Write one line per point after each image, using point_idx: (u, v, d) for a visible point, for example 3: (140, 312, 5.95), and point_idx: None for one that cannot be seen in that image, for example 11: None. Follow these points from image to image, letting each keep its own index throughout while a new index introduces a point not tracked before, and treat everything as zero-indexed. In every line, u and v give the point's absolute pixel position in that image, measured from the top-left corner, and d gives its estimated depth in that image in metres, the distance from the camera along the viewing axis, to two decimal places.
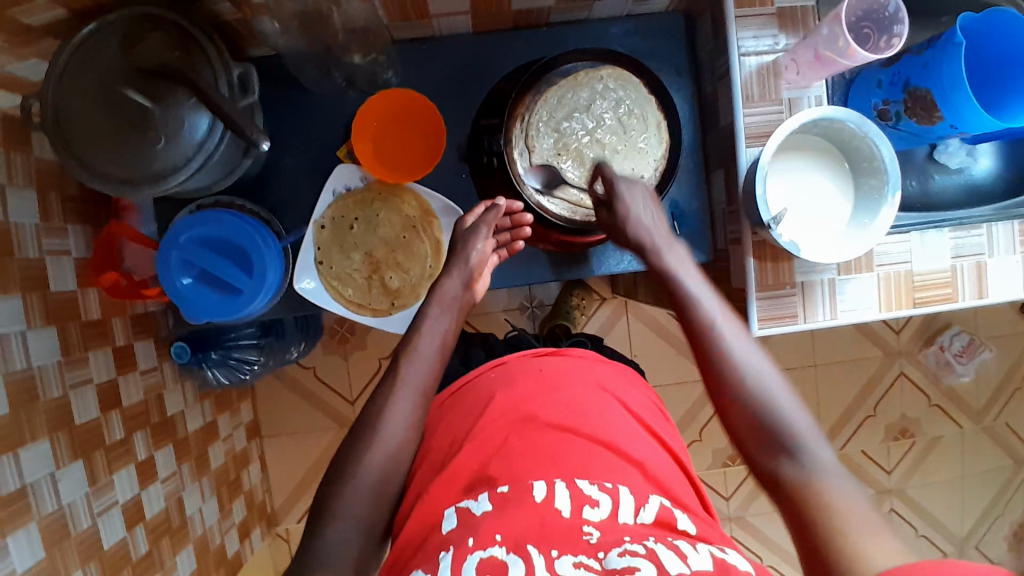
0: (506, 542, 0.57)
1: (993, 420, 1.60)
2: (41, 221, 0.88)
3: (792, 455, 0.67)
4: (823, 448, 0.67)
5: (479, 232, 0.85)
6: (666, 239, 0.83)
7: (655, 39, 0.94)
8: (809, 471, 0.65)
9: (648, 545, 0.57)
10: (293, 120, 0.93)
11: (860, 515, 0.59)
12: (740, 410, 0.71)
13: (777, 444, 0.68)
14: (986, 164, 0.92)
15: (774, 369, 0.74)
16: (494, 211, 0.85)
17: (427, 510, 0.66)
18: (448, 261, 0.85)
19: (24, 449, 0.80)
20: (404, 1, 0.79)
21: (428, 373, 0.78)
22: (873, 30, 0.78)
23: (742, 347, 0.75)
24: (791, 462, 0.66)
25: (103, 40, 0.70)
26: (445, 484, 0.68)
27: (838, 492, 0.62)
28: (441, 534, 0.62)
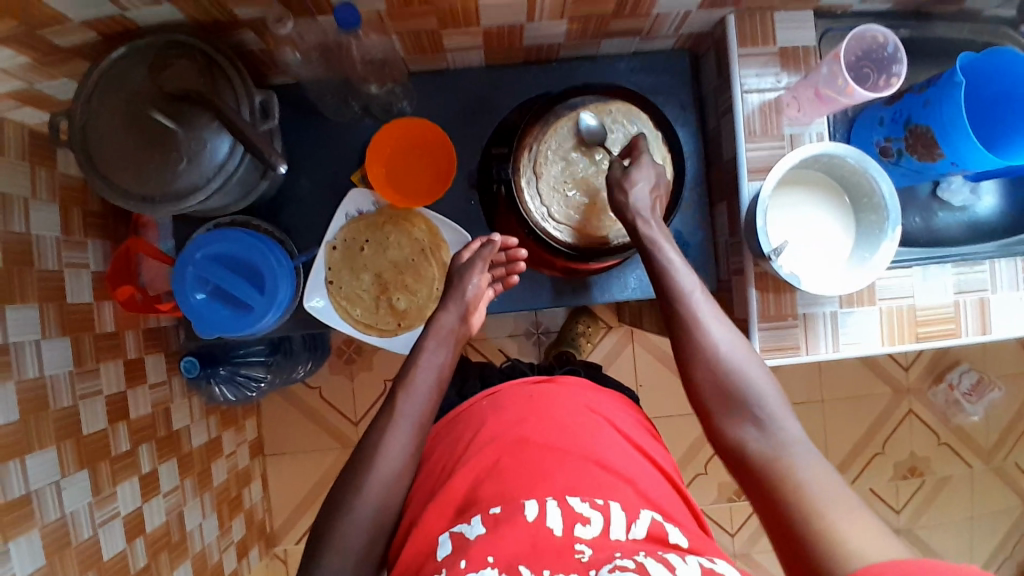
0: (498, 564, 0.58)
1: (1005, 460, 1.58)
2: (62, 235, 0.91)
3: (759, 426, 0.70)
4: (791, 425, 0.70)
5: (476, 266, 0.86)
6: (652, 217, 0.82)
7: (662, 75, 0.97)
8: (776, 446, 0.68)
9: (638, 560, 0.57)
10: (309, 145, 0.97)
11: (830, 487, 0.62)
12: (709, 376, 0.74)
13: (746, 412, 0.72)
14: (990, 202, 0.93)
15: (746, 346, 0.76)
16: (489, 247, 0.87)
17: (422, 538, 0.67)
18: (444, 295, 0.86)
19: (31, 456, 0.82)
20: (420, 35, 0.82)
21: (423, 407, 0.78)
22: (873, 70, 0.80)
23: (715, 324, 0.77)
24: (757, 436, 0.70)
25: (133, 64, 0.74)
26: (437, 510, 0.68)
27: (807, 471, 0.64)
28: (436, 561, 0.63)
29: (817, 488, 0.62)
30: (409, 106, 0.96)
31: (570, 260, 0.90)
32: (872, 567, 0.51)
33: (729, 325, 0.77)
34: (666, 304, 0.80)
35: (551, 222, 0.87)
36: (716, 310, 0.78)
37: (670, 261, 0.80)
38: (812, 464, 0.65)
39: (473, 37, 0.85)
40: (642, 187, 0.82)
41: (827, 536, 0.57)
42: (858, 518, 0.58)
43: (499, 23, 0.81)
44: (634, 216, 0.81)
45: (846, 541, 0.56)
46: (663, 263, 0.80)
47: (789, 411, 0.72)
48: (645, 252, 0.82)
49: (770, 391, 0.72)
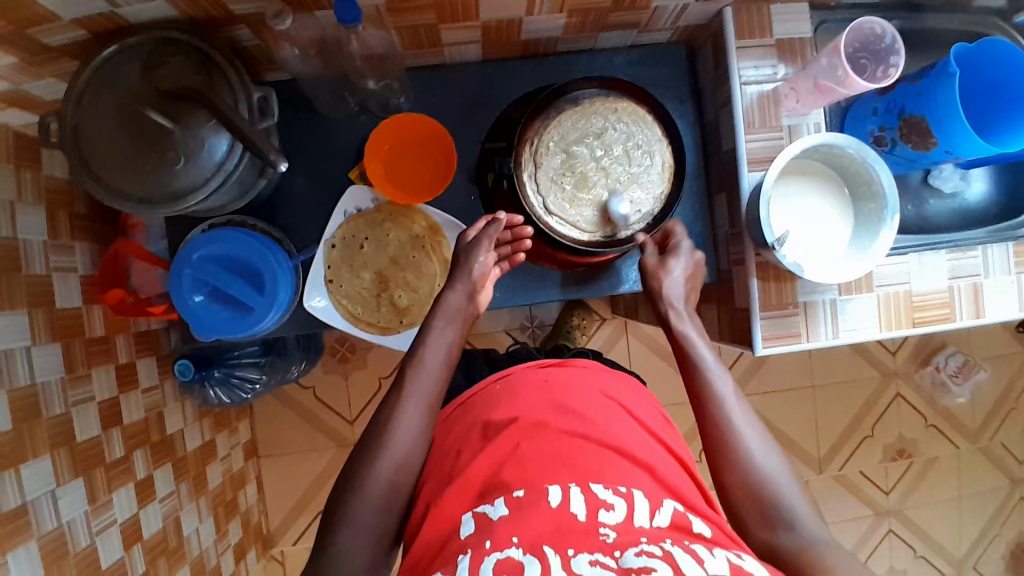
0: (523, 543, 0.59)
1: (989, 440, 1.62)
2: (49, 238, 0.89)
3: (789, 528, 0.67)
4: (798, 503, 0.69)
5: (483, 245, 0.85)
6: (682, 307, 0.87)
7: (658, 67, 0.98)
8: (810, 546, 0.65)
9: (665, 547, 0.57)
10: (304, 142, 0.95)
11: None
12: (738, 474, 0.72)
13: (773, 512, 0.69)
14: (979, 189, 0.95)
15: (774, 449, 0.74)
16: (495, 225, 0.85)
17: (440, 518, 0.67)
18: (452, 272, 0.86)
19: (25, 466, 0.80)
20: (417, 29, 0.81)
21: (435, 386, 0.78)
22: (870, 61, 0.81)
23: (743, 417, 0.76)
24: (778, 527, 0.67)
25: (125, 60, 0.72)
26: (457, 491, 0.68)
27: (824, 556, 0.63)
28: (459, 539, 0.63)
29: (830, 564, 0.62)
30: (406, 101, 0.94)
31: (571, 254, 0.90)
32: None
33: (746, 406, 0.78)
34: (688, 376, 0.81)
35: (553, 216, 0.87)
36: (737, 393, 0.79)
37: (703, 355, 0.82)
38: (833, 551, 0.64)
39: (471, 31, 0.84)
40: (678, 275, 0.88)
41: None
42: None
43: (499, 16, 0.80)
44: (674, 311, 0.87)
45: None
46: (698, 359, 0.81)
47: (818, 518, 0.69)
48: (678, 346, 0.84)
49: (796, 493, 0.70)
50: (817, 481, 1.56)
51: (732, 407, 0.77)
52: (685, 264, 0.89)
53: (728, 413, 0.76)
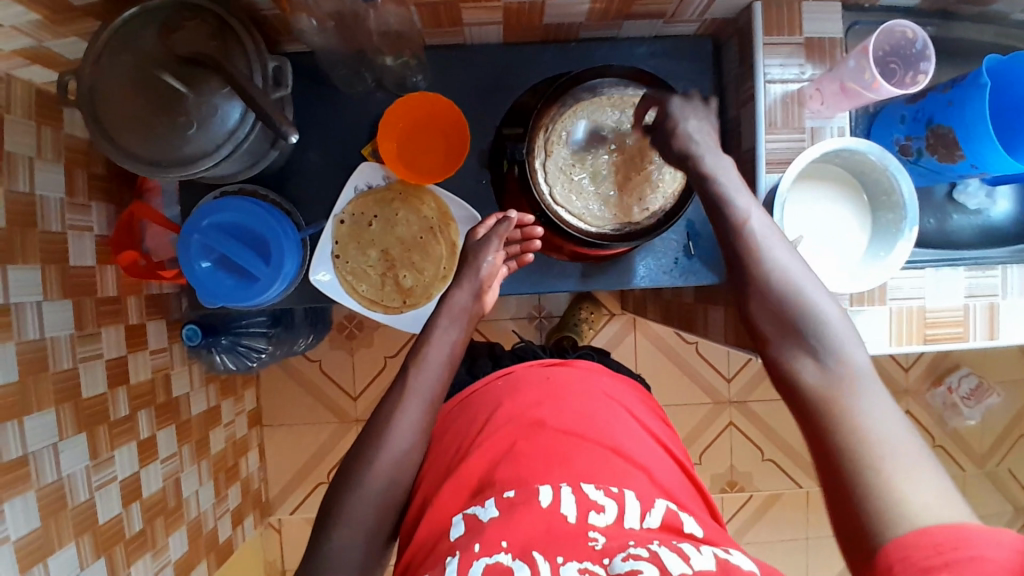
0: (512, 548, 0.58)
1: (997, 466, 1.59)
2: (66, 197, 0.90)
3: (817, 358, 0.64)
4: (856, 358, 0.63)
5: (490, 244, 0.85)
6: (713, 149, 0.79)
7: (682, 61, 0.96)
8: (842, 382, 0.62)
9: (652, 549, 0.57)
10: (320, 116, 0.95)
11: (896, 435, 0.56)
12: (763, 307, 0.70)
13: (805, 343, 0.66)
14: (1004, 207, 0.92)
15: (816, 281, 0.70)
16: (505, 224, 0.85)
17: (435, 515, 0.67)
18: (459, 271, 0.86)
19: (29, 418, 0.81)
20: (438, 8, 0.80)
21: (436, 382, 0.78)
22: (899, 65, 0.79)
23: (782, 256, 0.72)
24: (818, 374, 0.63)
25: (145, 24, 0.72)
26: (452, 489, 0.69)
27: (875, 416, 0.58)
28: (448, 541, 0.63)
29: (878, 429, 0.57)
30: (424, 80, 0.94)
31: (578, 245, 0.89)
32: (906, 538, 0.49)
33: (805, 269, 0.71)
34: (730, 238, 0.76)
35: (560, 207, 0.86)
36: (794, 255, 0.72)
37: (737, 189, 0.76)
38: (869, 386, 0.61)
39: (492, 12, 0.83)
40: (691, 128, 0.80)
41: (890, 492, 0.53)
42: (911, 466, 0.54)
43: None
44: (692, 152, 0.79)
45: (898, 487, 0.53)
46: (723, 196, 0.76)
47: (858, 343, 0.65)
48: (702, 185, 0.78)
49: (841, 325, 0.66)
50: (815, 492, 1.56)
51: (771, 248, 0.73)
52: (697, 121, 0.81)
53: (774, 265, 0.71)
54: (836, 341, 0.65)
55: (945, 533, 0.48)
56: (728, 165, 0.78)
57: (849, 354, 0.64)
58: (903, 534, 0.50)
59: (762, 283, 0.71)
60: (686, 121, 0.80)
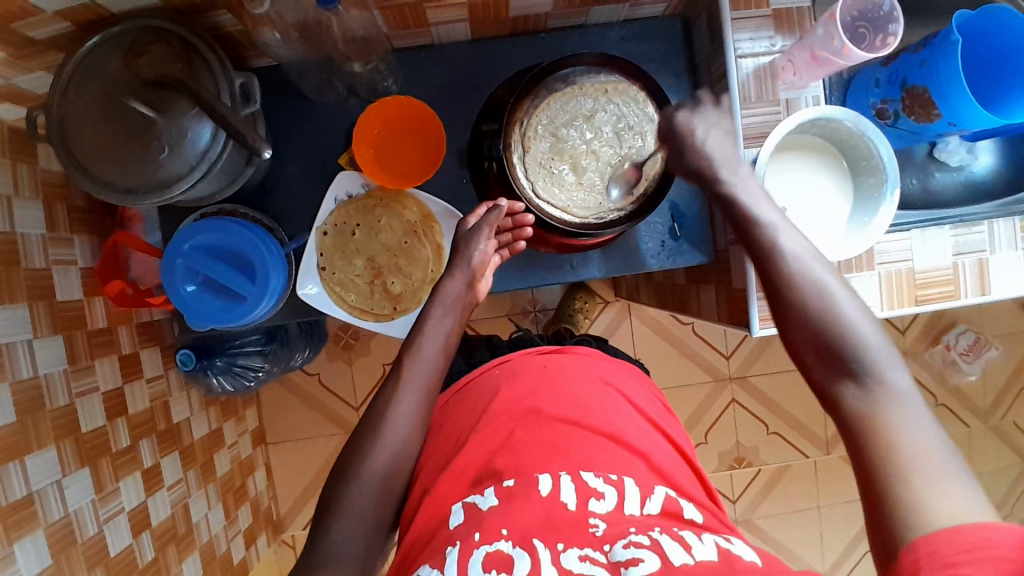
0: (512, 535, 0.59)
1: (1000, 420, 1.59)
2: (47, 231, 0.89)
3: (858, 379, 0.61)
4: (896, 373, 0.60)
5: (482, 233, 0.84)
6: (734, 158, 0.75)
7: (653, 42, 0.95)
8: (883, 401, 0.59)
9: (653, 537, 0.57)
10: (294, 128, 0.94)
11: (935, 456, 0.54)
12: (801, 324, 0.65)
13: (841, 359, 0.62)
14: (986, 161, 0.92)
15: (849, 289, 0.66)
16: (496, 211, 0.84)
17: (434, 504, 0.67)
18: (450, 262, 0.85)
19: (30, 457, 0.81)
20: (402, 9, 0.80)
21: (431, 374, 0.78)
22: (869, 29, 0.79)
23: (816, 264, 0.67)
24: (856, 394, 0.60)
25: (108, 52, 0.71)
26: (451, 476, 0.68)
27: (907, 428, 0.56)
28: (448, 529, 0.63)
29: (916, 444, 0.55)
30: (395, 84, 0.93)
31: (563, 236, 0.89)
32: (938, 534, 0.49)
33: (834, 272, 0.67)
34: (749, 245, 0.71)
35: (542, 200, 0.86)
36: (823, 257, 0.68)
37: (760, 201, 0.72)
38: (909, 407, 0.58)
39: (458, 9, 0.82)
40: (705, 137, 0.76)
41: (921, 509, 0.51)
42: (946, 481, 0.52)
43: None
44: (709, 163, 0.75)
45: (934, 508, 0.51)
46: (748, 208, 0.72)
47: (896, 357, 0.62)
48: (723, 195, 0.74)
49: (876, 339, 0.62)
50: (823, 461, 1.57)
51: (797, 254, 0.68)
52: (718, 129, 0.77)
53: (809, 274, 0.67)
54: (874, 352, 0.61)
55: (975, 534, 0.48)
56: (751, 177, 0.74)
57: (886, 366, 0.60)
58: (930, 535, 0.49)
59: (792, 290, 0.66)
60: (695, 133, 0.76)
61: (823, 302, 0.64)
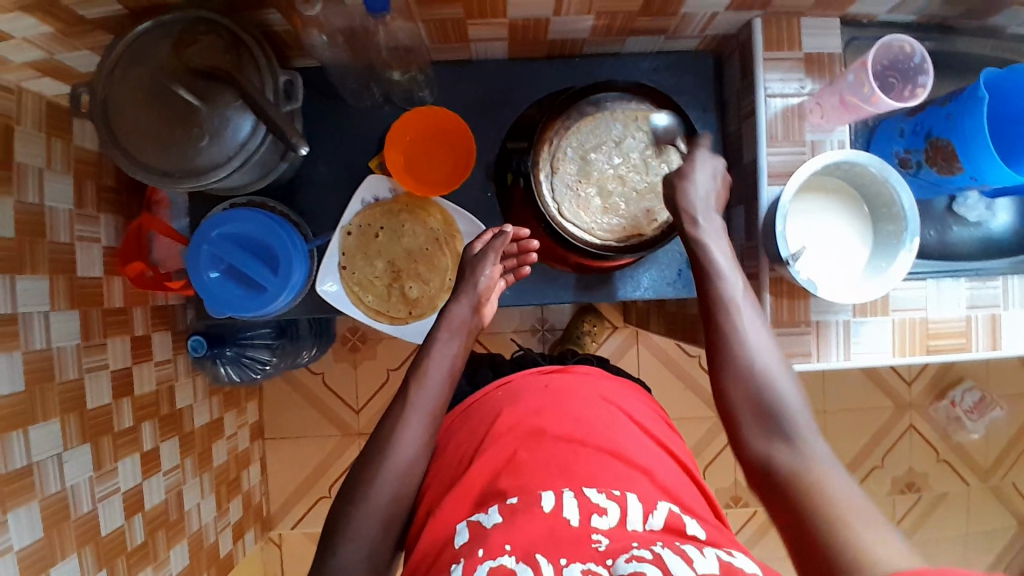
0: (515, 552, 0.59)
1: (1001, 480, 1.58)
2: (75, 207, 0.91)
3: (788, 441, 0.67)
4: (820, 446, 0.67)
5: (489, 258, 0.87)
6: (706, 205, 0.82)
7: (684, 76, 0.97)
8: (807, 466, 0.65)
9: (655, 550, 0.57)
10: (328, 129, 0.96)
11: (861, 508, 0.58)
12: (741, 385, 0.72)
13: (775, 423, 0.69)
14: (1004, 219, 0.93)
15: (784, 363, 0.74)
16: (501, 238, 0.88)
17: (438, 527, 0.67)
18: (457, 287, 0.88)
19: (34, 428, 0.82)
20: (445, 24, 0.82)
21: (438, 397, 0.79)
22: (898, 79, 0.81)
23: (756, 334, 0.75)
24: (788, 456, 0.66)
25: (159, 38, 0.73)
26: (458, 496, 0.68)
27: (838, 485, 0.61)
28: (453, 548, 0.63)
29: (846, 498, 0.59)
30: (430, 94, 0.95)
31: (584, 256, 0.90)
32: None
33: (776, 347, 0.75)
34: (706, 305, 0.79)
35: (567, 220, 0.87)
36: (765, 326, 0.76)
37: (715, 255, 0.80)
38: (831, 470, 0.64)
39: (498, 29, 0.85)
40: (700, 177, 0.82)
41: (859, 551, 0.53)
42: (877, 529, 0.55)
43: (526, 15, 0.81)
44: (685, 210, 0.82)
45: (871, 550, 0.53)
46: (708, 261, 0.79)
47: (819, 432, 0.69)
48: (690, 247, 0.81)
49: (801, 409, 0.70)
50: None
51: (739, 312, 0.76)
52: (709, 167, 0.84)
53: (751, 343, 0.74)
54: (797, 422, 0.69)
55: None
56: (719, 225, 0.82)
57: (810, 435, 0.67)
58: None
59: (738, 351, 0.74)
60: (698, 175, 0.82)
61: (762, 370, 0.72)
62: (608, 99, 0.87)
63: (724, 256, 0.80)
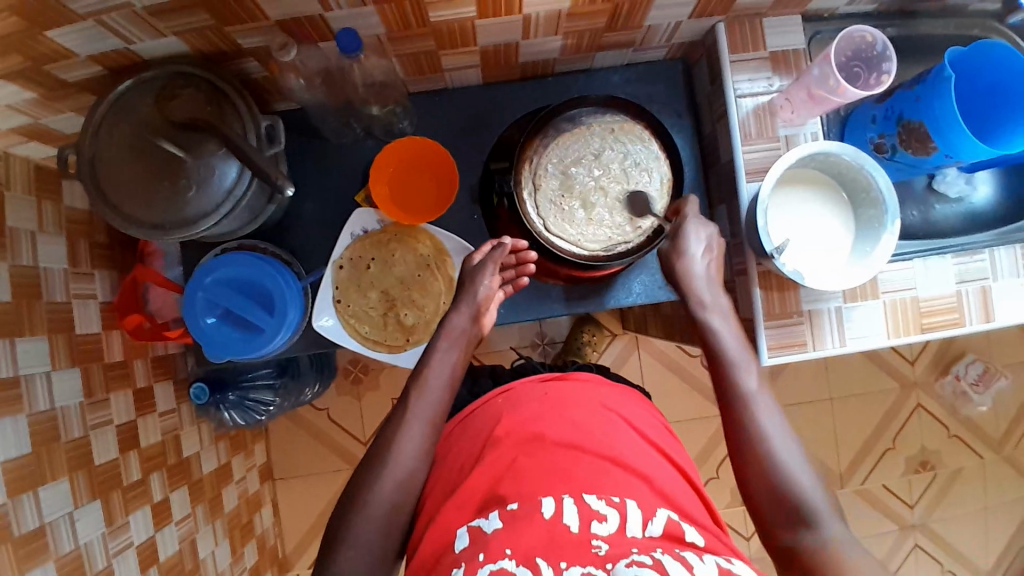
0: (516, 556, 0.59)
1: (1014, 450, 1.58)
2: (69, 266, 0.92)
3: (807, 523, 0.70)
4: (821, 501, 0.71)
5: (488, 269, 0.87)
6: (709, 283, 0.83)
7: (655, 84, 0.99)
8: (824, 544, 0.69)
9: (655, 556, 0.58)
10: (312, 167, 0.98)
11: None
12: (762, 473, 0.74)
13: (790, 502, 0.72)
14: (986, 192, 0.94)
15: (781, 417, 0.77)
16: (500, 249, 0.88)
17: (440, 529, 0.68)
18: (455, 296, 0.87)
19: (44, 488, 0.82)
20: (419, 56, 0.84)
21: (437, 406, 0.79)
22: (863, 69, 0.83)
23: (761, 403, 0.78)
24: (808, 535, 0.70)
25: (140, 94, 0.75)
26: (459, 503, 0.69)
27: (855, 565, 0.66)
28: (453, 553, 0.64)
29: None
30: (409, 124, 0.97)
31: (574, 268, 0.92)
32: None
33: (777, 406, 0.78)
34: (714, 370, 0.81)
35: (554, 234, 0.88)
36: (767, 395, 0.79)
37: (714, 323, 0.82)
38: (846, 543, 0.68)
39: (470, 56, 0.87)
40: (696, 252, 0.84)
41: None
42: None
43: (496, 41, 0.83)
44: (684, 274, 0.84)
45: None
46: (710, 332, 0.82)
47: (820, 485, 0.73)
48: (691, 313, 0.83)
49: (805, 468, 0.74)
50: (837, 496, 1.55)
51: (746, 385, 0.79)
52: (706, 236, 0.85)
53: (759, 417, 0.76)
54: (809, 491, 0.72)
55: None
56: (715, 283, 0.84)
57: (822, 507, 0.71)
58: None
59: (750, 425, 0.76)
60: (692, 245, 0.84)
61: (773, 446, 0.74)
62: (583, 113, 0.89)
63: (723, 323, 0.82)
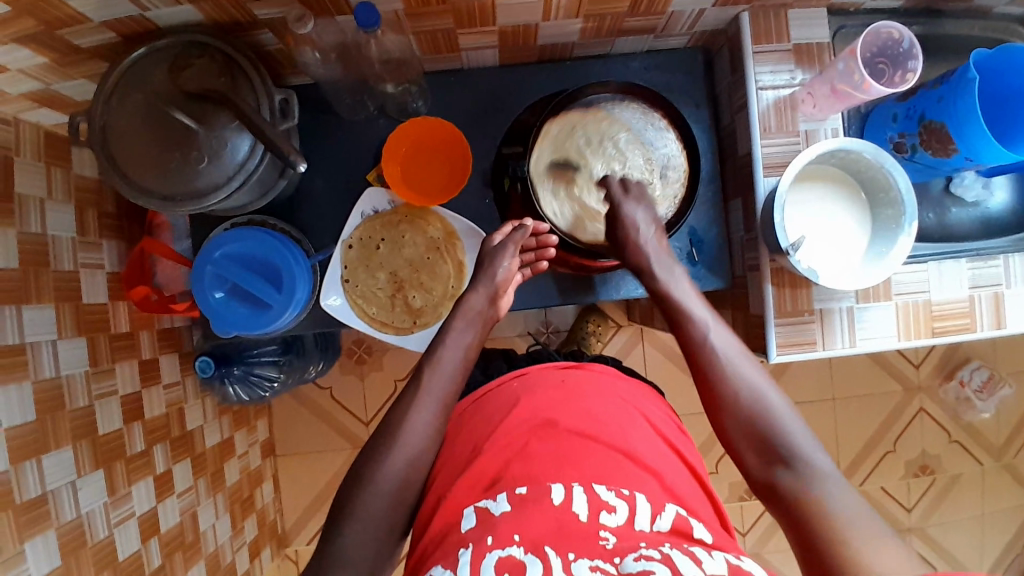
0: (524, 542, 0.59)
1: (1014, 458, 1.57)
2: (78, 235, 0.92)
3: (786, 462, 0.70)
4: (818, 457, 0.70)
5: (506, 251, 0.87)
6: (664, 257, 0.86)
7: (675, 73, 0.98)
8: (807, 481, 0.67)
9: (663, 551, 0.58)
10: (325, 145, 0.97)
11: (858, 515, 0.63)
12: (735, 418, 0.75)
13: (772, 449, 0.71)
14: (1002, 198, 0.93)
15: (762, 373, 0.77)
16: (520, 231, 0.87)
17: (451, 507, 0.68)
18: (473, 279, 0.88)
19: (47, 456, 0.82)
20: (436, 34, 0.83)
21: (450, 385, 0.80)
22: (888, 65, 0.81)
23: (735, 360, 0.78)
24: (788, 474, 0.69)
25: (155, 62, 0.74)
26: (468, 484, 0.69)
27: (833, 497, 0.65)
28: (460, 533, 0.64)
29: (844, 512, 0.63)
30: (424, 105, 0.96)
31: (585, 257, 0.90)
32: None
33: (756, 365, 0.78)
34: (690, 352, 0.81)
35: (566, 222, 0.90)
36: (744, 354, 0.79)
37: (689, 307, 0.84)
38: (831, 484, 0.66)
39: (488, 36, 0.85)
40: (640, 223, 0.85)
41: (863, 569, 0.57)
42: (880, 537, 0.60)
43: (515, 22, 0.82)
44: (648, 267, 0.85)
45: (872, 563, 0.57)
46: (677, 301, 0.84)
47: (810, 439, 0.72)
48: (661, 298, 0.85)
49: (785, 413, 0.74)
50: None
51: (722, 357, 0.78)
52: (642, 215, 0.86)
53: (730, 367, 0.77)
54: (792, 436, 0.72)
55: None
56: (681, 276, 0.86)
57: (807, 448, 0.70)
58: None
59: (728, 393, 0.76)
60: (636, 223, 0.85)
61: (746, 390, 0.75)
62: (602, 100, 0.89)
63: (693, 299, 0.84)
